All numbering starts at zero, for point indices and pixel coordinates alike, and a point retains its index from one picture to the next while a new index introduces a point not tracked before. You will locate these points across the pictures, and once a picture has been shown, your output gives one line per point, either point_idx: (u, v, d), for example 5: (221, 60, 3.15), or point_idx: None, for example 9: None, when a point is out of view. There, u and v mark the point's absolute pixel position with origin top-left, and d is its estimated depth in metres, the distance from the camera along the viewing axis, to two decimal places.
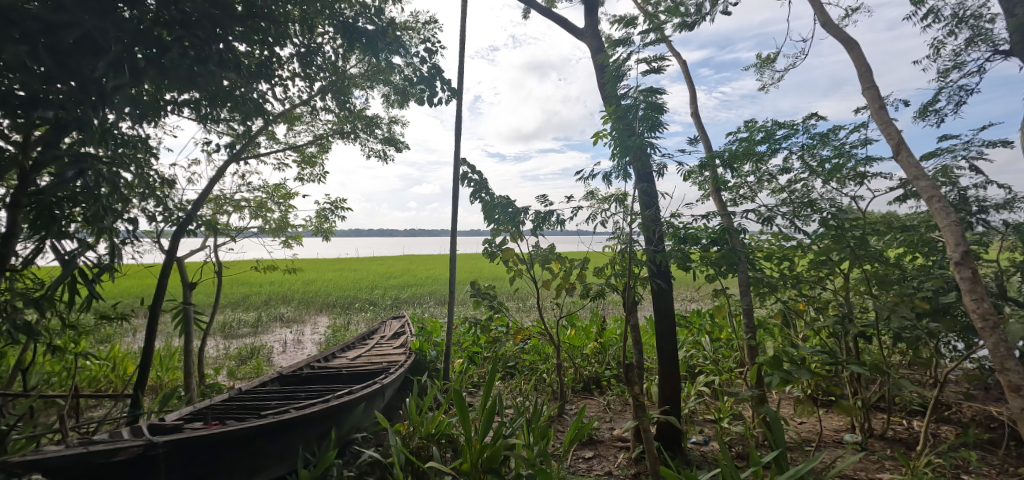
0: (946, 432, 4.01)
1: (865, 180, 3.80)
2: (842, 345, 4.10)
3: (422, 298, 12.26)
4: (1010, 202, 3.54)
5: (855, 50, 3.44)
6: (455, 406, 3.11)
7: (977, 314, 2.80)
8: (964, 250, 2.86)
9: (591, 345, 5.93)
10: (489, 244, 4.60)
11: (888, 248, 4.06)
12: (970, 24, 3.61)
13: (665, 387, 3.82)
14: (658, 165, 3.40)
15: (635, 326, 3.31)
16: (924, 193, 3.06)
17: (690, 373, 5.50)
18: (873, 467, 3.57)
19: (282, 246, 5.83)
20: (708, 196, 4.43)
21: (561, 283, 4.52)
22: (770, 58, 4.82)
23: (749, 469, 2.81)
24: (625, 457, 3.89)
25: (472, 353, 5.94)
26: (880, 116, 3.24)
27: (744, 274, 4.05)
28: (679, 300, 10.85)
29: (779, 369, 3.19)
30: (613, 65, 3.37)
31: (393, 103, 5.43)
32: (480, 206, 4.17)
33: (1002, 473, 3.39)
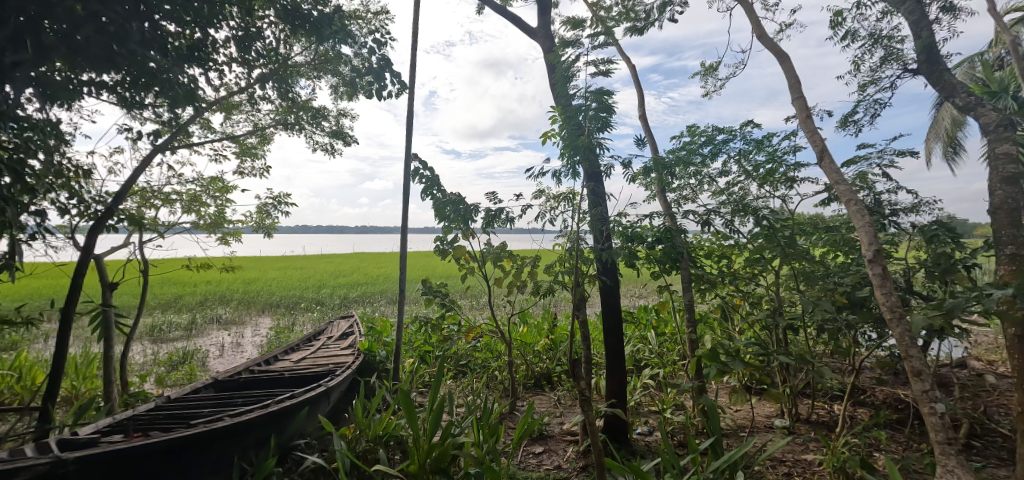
0: (861, 414, 4.40)
1: (796, 184, 4.07)
2: (773, 337, 4.38)
3: (373, 297, 11.91)
4: (916, 206, 3.91)
5: (786, 62, 3.66)
6: (402, 407, 3.05)
7: (887, 307, 3.09)
8: (876, 248, 3.14)
9: (542, 342, 5.99)
10: (440, 242, 4.53)
11: (814, 247, 4.38)
12: (884, 43, 3.90)
13: (612, 382, 3.93)
14: (606, 165, 3.48)
15: (584, 322, 3.38)
16: (843, 196, 3.32)
17: (637, 367, 5.69)
18: (799, 449, 3.85)
19: (218, 242, 5.47)
20: (655, 197, 4.59)
21: (513, 281, 4.54)
22: (714, 66, 5.04)
23: (688, 456, 2.95)
24: (574, 450, 3.97)
25: (423, 352, 5.84)
26: (807, 125, 3.48)
27: (687, 271, 4.23)
28: (627, 296, 11.19)
29: (717, 361, 3.37)
30: (563, 65, 3.41)
31: (342, 94, 5.22)
32: (431, 203, 4.08)
33: (907, 449, 3.76)
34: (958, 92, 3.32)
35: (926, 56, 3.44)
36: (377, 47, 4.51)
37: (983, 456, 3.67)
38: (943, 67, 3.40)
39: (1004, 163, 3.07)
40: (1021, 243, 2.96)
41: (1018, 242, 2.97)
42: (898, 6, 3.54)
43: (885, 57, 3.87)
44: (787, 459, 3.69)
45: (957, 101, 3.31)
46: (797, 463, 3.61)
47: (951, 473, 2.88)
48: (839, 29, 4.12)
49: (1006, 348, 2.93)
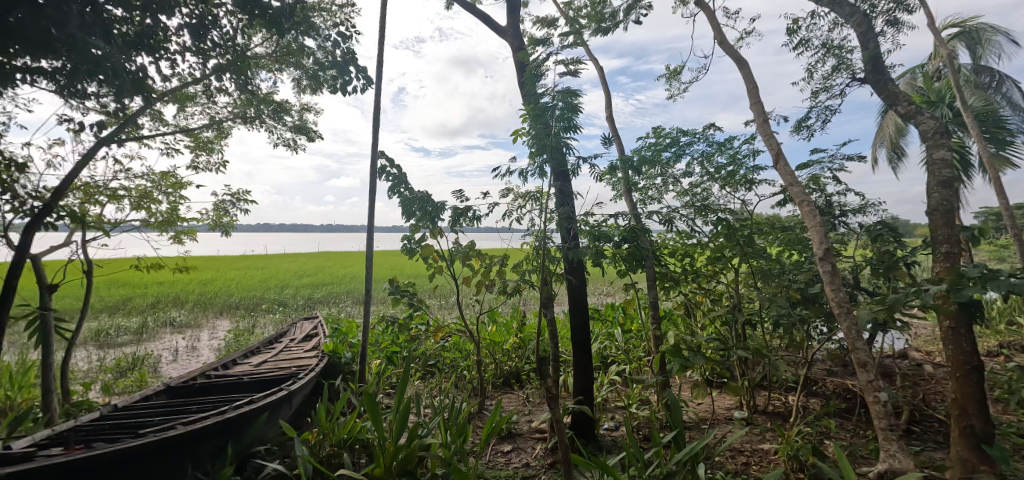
0: (813, 404, 4.64)
1: (755, 185, 4.23)
2: (733, 332, 4.55)
3: (338, 297, 11.62)
4: (863, 207, 4.14)
5: (745, 68, 3.80)
6: (367, 410, 2.99)
7: (835, 302, 3.26)
8: (826, 247, 3.31)
9: (511, 340, 5.99)
10: (408, 241, 4.45)
11: (771, 246, 4.56)
12: (835, 52, 4.10)
13: (580, 379, 3.98)
14: (572, 165, 3.52)
15: (551, 321, 3.40)
16: (797, 198, 3.47)
17: (604, 363, 5.78)
18: (756, 439, 4.02)
19: (171, 241, 5.20)
20: (621, 196, 4.68)
21: (481, 280, 4.52)
22: (678, 69, 5.17)
23: (652, 449, 3.02)
24: (542, 448, 4.00)
25: (391, 352, 5.74)
26: (764, 128, 3.62)
27: (652, 270, 4.34)
28: (594, 294, 11.35)
29: (679, 357, 3.47)
30: (532, 64, 3.42)
31: (305, 88, 5.05)
32: (398, 201, 4.00)
33: (855, 436, 3.99)
34: (900, 101, 3.53)
35: (872, 66, 3.65)
36: (341, 40, 4.39)
37: (922, 440, 3.93)
38: (887, 77, 3.60)
39: (941, 167, 3.29)
40: (954, 241, 3.18)
41: (952, 241, 3.18)
42: (847, 19, 3.73)
43: (836, 65, 4.08)
44: (746, 449, 3.83)
45: (900, 109, 3.52)
46: (755, 453, 3.76)
47: (893, 457, 3.07)
48: (794, 37, 4.30)
49: (942, 339, 3.14)
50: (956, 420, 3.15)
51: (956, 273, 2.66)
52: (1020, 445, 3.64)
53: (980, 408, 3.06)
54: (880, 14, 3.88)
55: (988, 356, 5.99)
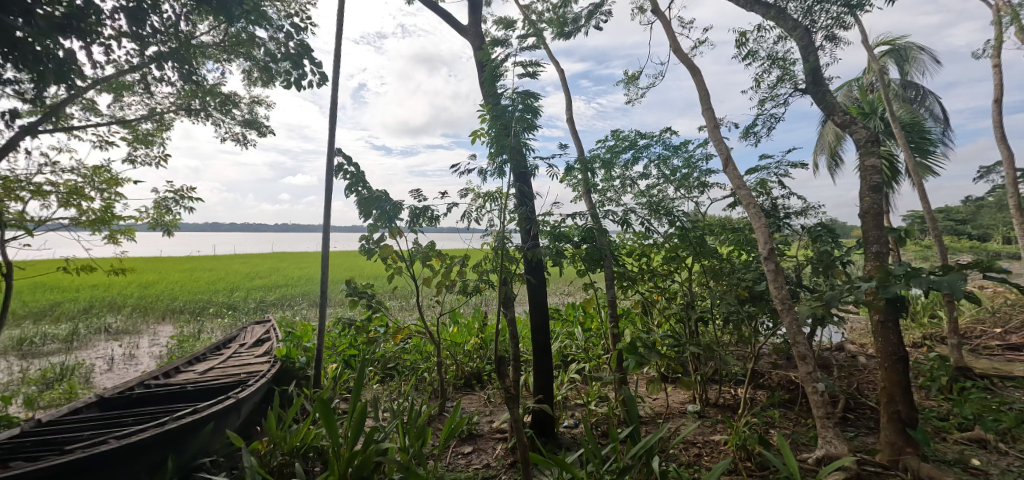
0: (760, 396, 4.89)
1: (707, 188, 4.41)
2: (686, 329, 4.73)
3: (292, 300, 11.20)
4: (805, 210, 4.38)
5: (697, 76, 3.96)
6: (320, 416, 2.88)
7: (778, 299, 3.46)
8: (771, 247, 3.50)
9: (472, 341, 5.93)
10: (366, 241, 4.34)
11: (721, 246, 4.75)
12: (780, 63, 4.33)
13: (540, 378, 4.02)
14: (532, 166, 3.54)
15: (511, 320, 3.42)
16: (744, 200, 3.65)
17: (564, 362, 5.85)
18: (708, 431, 4.18)
19: (106, 240, 4.84)
20: (581, 198, 4.76)
21: (441, 281, 4.47)
22: (636, 74, 5.33)
23: (609, 445, 3.09)
24: (502, 448, 4.01)
25: (348, 356, 5.58)
26: (715, 134, 3.78)
27: (610, 269, 4.44)
28: (556, 293, 11.47)
29: (635, 354, 3.59)
30: (491, 65, 3.43)
31: (257, 80, 4.85)
32: (354, 201, 3.86)
33: (796, 424, 4.24)
34: (837, 111, 3.77)
35: (812, 78, 3.87)
36: (295, 32, 4.24)
37: (856, 426, 4.22)
38: (826, 89, 3.83)
39: (872, 174, 3.54)
40: (883, 242, 3.42)
41: (881, 241, 3.42)
42: (790, 32, 3.94)
43: (781, 76, 4.30)
44: (698, 442, 3.98)
45: (837, 119, 3.75)
46: (706, 444, 3.92)
47: (829, 443, 3.27)
48: (742, 48, 4.52)
49: (873, 332, 3.38)
50: (885, 406, 3.39)
51: (884, 271, 2.87)
52: (939, 428, 3.97)
53: (905, 395, 3.31)
54: (820, 29, 4.13)
55: (913, 347, 6.50)
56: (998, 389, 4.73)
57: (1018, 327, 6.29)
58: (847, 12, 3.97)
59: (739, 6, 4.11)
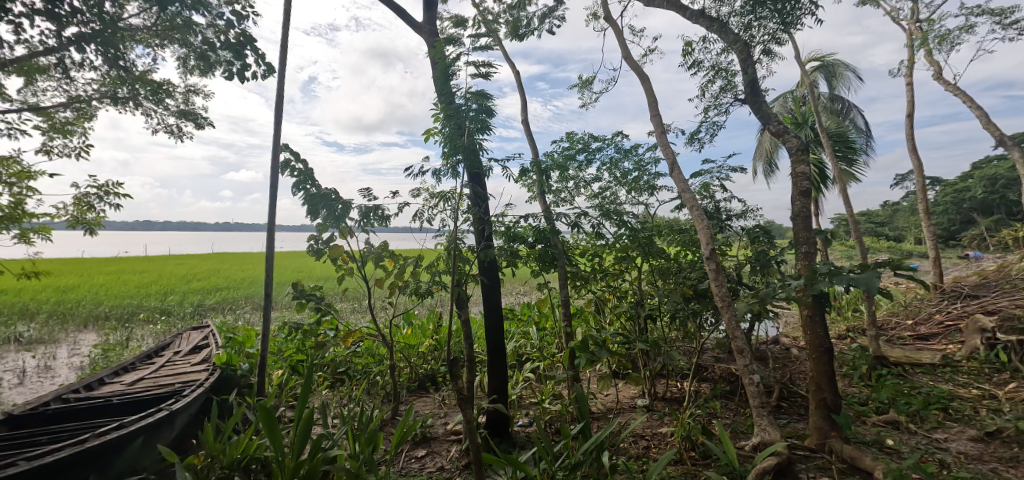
0: (703, 388, 5.14)
1: (656, 190, 4.59)
2: (636, 326, 4.90)
3: (233, 303, 10.58)
4: (744, 213, 4.66)
5: (646, 83, 4.11)
6: (262, 427, 2.75)
7: (719, 296, 3.66)
8: (712, 248, 3.70)
9: (427, 343, 5.85)
10: (314, 241, 4.16)
11: (669, 246, 4.94)
12: (723, 74, 4.57)
13: (495, 378, 4.03)
14: (486, 166, 3.56)
15: (465, 321, 3.41)
16: (688, 203, 3.83)
17: (519, 362, 5.89)
18: (655, 424, 4.35)
19: (15, 239, 4.39)
20: (535, 198, 4.82)
21: (395, 282, 4.38)
22: (588, 79, 5.47)
23: (561, 442, 3.15)
24: (456, 449, 3.99)
25: (295, 361, 5.34)
26: (663, 139, 3.94)
27: (563, 269, 4.52)
28: (511, 294, 11.50)
29: (586, 352, 3.68)
30: (443, 64, 3.41)
31: (193, 68, 4.56)
32: (301, 199, 3.62)
33: (735, 414, 4.50)
34: (772, 121, 4.02)
35: (750, 89, 4.13)
36: (237, 20, 4.03)
37: (788, 414, 4.53)
38: (762, 100, 4.09)
39: (801, 180, 3.81)
40: (812, 243, 3.69)
41: (810, 242, 3.69)
42: (731, 45, 4.16)
43: (723, 86, 4.55)
44: (647, 434, 4.13)
45: (772, 128, 4.01)
46: (654, 437, 4.08)
47: (764, 431, 3.47)
48: (688, 58, 4.74)
49: (803, 325, 3.64)
50: (813, 394, 3.67)
51: (812, 270, 3.10)
52: (860, 413, 4.33)
53: (831, 384, 3.59)
54: (757, 44, 4.41)
55: (839, 339, 7.05)
56: (909, 375, 5.22)
57: (926, 318, 6.97)
58: (781, 29, 4.26)
59: (685, 18, 4.30)
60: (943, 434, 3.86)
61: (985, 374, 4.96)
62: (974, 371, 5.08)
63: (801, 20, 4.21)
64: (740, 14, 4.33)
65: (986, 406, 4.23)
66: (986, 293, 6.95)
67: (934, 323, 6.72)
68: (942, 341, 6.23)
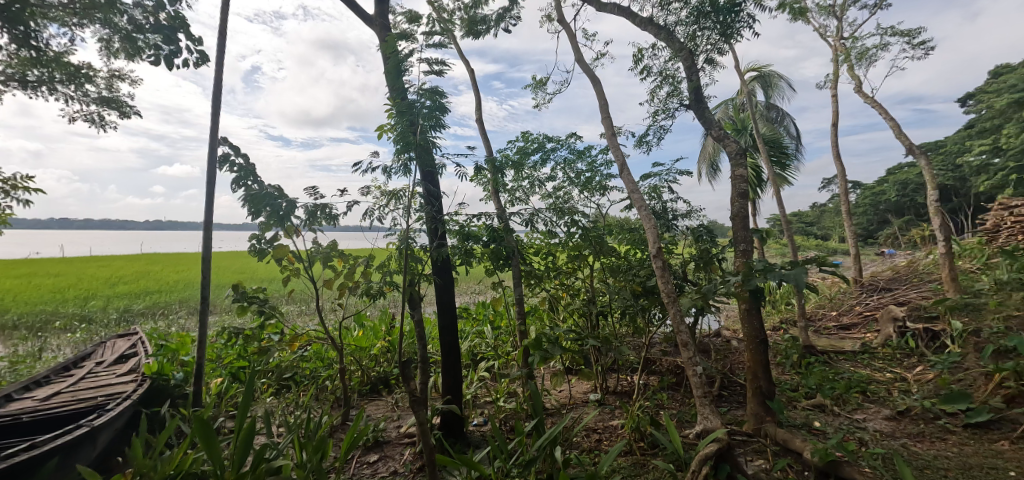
0: (652, 381, 5.35)
1: (607, 191, 4.72)
2: (589, 323, 5.02)
3: (166, 308, 9.83)
4: (689, 213, 4.88)
5: (598, 87, 4.21)
6: (198, 440, 2.58)
7: (665, 292, 3.81)
8: (659, 246, 3.85)
9: (379, 344, 5.70)
10: (257, 241, 3.92)
11: (620, 245, 5.09)
12: (671, 80, 4.76)
13: (449, 379, 3.99)
14: (439, 165, 3.50)
15: (418, 321, 3.36)
16: (637, 203, 3.96)
17: (474, 361, 5.86)
18: (607, 417, 4.48)
19: None
20: (490, 197, 4.82)
21: (344, 283, 4.25)
22: (542, 80, 5.53)
23: (515, 439, 3.18)
24: (410, 452, 3.92)
25: (236, 369, 5.05)
26: (613, 142, 4.04)
27: (518, 268, 4.55)
28: (465, 293, 11.42)
29: (540, 350, 3.74)
30: (395, 59, 3.32)
31: (117, 52, 4.20)
32: (241, 197, 3.39)
33: (680, 404, 4.72)
34: (714, 127, 4.24)
35: (694, 96, 4.32)
36: (168, 2, 3.75)
37: (729, 402, 4.81)
38: (705, 106, 4.30)
39: (739, 182, 4.04)
40: (748, 241, 3.92)
41: (747, 241, 3.92)
42: (677, 53, 4.34)
43: (670, 91, 4.73)
44: (598, 428, 4.25)
45: (714, 133, 4.22)
46: (606, 429, 4.19)
47: (707, 419, 3.64)
48: (638, 64, 4.89)
49: (741, 318, 3.86)
50: (751, 383, 3.90)
51: (749, 266, 3.29)
52: (791, 398, 4.67)
53: (765, 372, 3.85)
54: (702, 52, 4.62)
55: (774, 330, 7.55)
56: (834, 362, 5.68)
57: (848, 310, 7.60)
58: (722, 40, 4.49)
59: (635, 24, 4.44)
60: (862, 414, 4.24)
61: (897, 359, 5.49)
62: (888, 356, 5.60)
63: (740, 32, 4.45)
64: (686, 24, 4.52)
65: (898, 388, 4.67)
66: (898, 286, 7.69)
67: (854, 314, 7.35)
68: (861, 330, 6.82)
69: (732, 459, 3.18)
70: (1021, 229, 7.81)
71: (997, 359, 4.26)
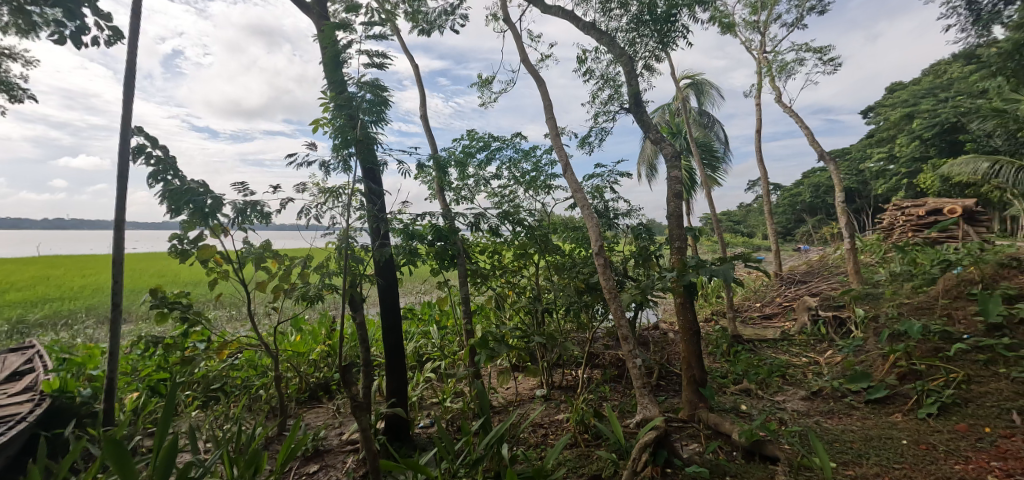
0: (595, 374, 5.52)
1: (551, 190, 4.80)
2: (534, 320, 5.11)
3: (69, 317, 8.81)
4: (629, 212, 5.08)
5: (542, 87, 4.27)
6: (109, 463, 2.33)
7: (607, 288, 3.94)
8: (601, 244, 3.97)
9: (318, 349, 5.46)
10: (179, 242, 3.60)
11: (564, 243, 5.20)
12: (612, 84, 4.91)
13: (394, 381, 3.89)
14: (381, 161, 3.38)
15: (361, 324, 3.24)
16: (581, 202, 4.05)
17: (419, 362, 5.76)
18: (553, 411, 4.57)
19: None
20: (435, 196, 4.75)
21: (280, 285, 4.02)
22: (488, 79, 5.52)
23: (462, 440, 3.16)
24: (353, 460, 3.79)
25: (156, 382, 4.62)
26: (558, 142, 4.11)
27: (464, 268, 4.53)
28: (410, 293, 11.20)
29: (486, 348, 3.75)
30: (333, 49, 3.16)
31: (6, 26, 3.69)
32: (159, 193, 3.09)
33: (621, 395, 4.92)
34: (652, 130, 4.43)
35: (634, 100, 4.49)
36: None
37: (666, 391, 5.08)
38: (644, 110, 4.48)
39: (675, 183, 4.26)
40: (683, 239, 4.14)
41: (681, 239, 4.14)
42: (618, 58, 4.49)
43: (611, 95, 4.89)
44: (545, 423, 4.32)
45: (652, 136, 4.41)
46: (552, 424, 4.28)
47: (646, 408, 3.79)
48: (582, 66, 5.01)
49: (676, 311, 4.08)
50: (686, 372, 4.13)
51: (683, 263, 3.48)
52: (722, 384, 5.00)
53: (698, 361, 4.10)
54: (641, 59, 4.81)
55: (706, 321, 8.05)
56: (758, 349, 6.15)
57: (770, 301, 8.26)
58: (659, 48, 4.70)
59: (578, 28, 4.54)
60: (782, 396, 4.63)
61: (811, 344, 6.04)
62: (803, 342, 6.15)
63: (675, 41, 4.68)
64: (626, 30, 4.69)
65: (812, 371, 5.14)
66: (811, 279, 8.46)
67: (775, 304, 8.01)
68: (781, 319, 7.44)
69: (668, 445, 3.36)
70: (910, 227, 8.85)
71: (892, 342, 4.79)
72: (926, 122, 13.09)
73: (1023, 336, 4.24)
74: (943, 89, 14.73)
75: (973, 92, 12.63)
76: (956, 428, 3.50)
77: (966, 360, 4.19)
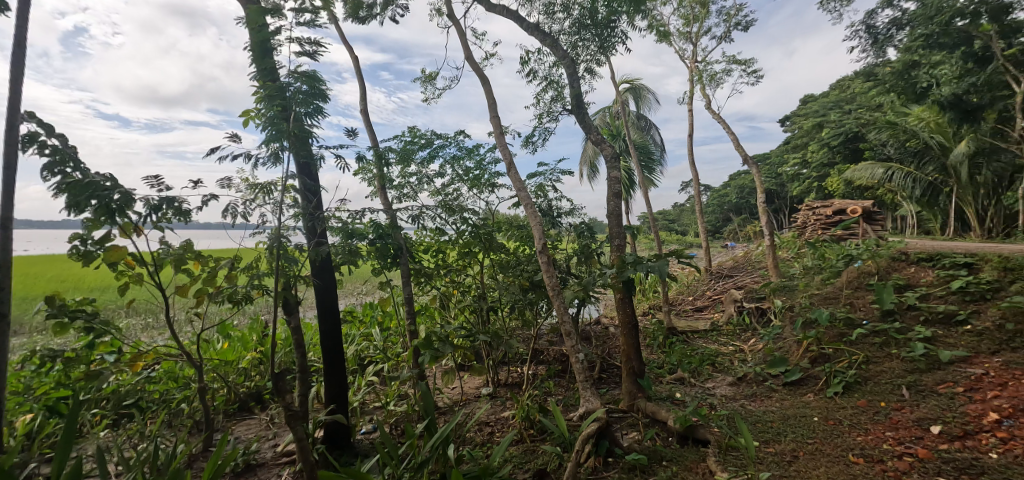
0: (539, 370, 5.61)
1: (496, 188, 4.81)
2: (479, 319, 5.10)
3: None
4: (572, 210, 5.20)
5: (486, 86, 4.26)
6: None
7: (551, 285, 4.00)
8: (544, 242, 4.02)
9: (249, 356, 5.12)
10: (82, 243, 3.23)
11: (509, 241, 5.22)
12: (555, 86, 4.99)
13: (334, 387, 3.73)
14: (317, 157, 3.22)
15: (295, 328, 3.06)
16: (524, 200, 4.09)
17: (361, 366, 5.57)
18: (498, 409, 4.59)
19: None
20: (376, 193, 4.60)
21: (203, 289, 3.71)
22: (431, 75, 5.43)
23: (406, 443, 3.08)
24: (289, 472, 3.59)
25: (55, 400, 4.12)
26: (502, 141, 4.12)
27: (406, 267, 4.43)
28: (352, 295, 10.79)
29: (430, 349, 3.69)
30: (261, 34, 2.95)
31: None
32: (56, 187, 2.74)
33: (565, 389, 5.04)
34: (593, 132, 4.56)
35: (575, 101, 4.60)
36: None
37: (607, 383, 5.26)
38: (585, 111, 4.60)
39: (614, 183, 4.41)
40: (622, 237, 4.30)
41: (621, 236, 4.30)
42: (560, 60, 4.58)
43: (554, 96, 4.98)
44: (490, 421, 4.33)
45: (593, 137, 4.53)
46: (498, 422, 4.30)
47: (588, 401, 3.90)
48: (525, 66, 5.06)
49: (616, 306, 4.23)
50: (625, 364, 4.30)
51: (622, 260, 3.61)
52: (658, 374, 5.25)
53: (637, 353, 4.28)
54: (582, 62, 4.93)
55: (644, 315, 8.43)
56: (690, 340, 6.53)
57: (701, 295, 8.79)
58: (600, 52, 4.84)
59: (522, 28, 4.58)
60: (712, 382, 4.95)
61: (737, 334, 6.51)
62: (730, 332, 6.61)
63: (615, 47, 4.84)
64: (569, 34, 4.80)
65: (738, 358, 5.54)
66: (737, 273, 9.10)
67: (705, 298, 8.54)
68: (710, 311, 7.96)
69: (609, 435, 3.48)
70: (819, 225, 9.78)
71: (805, 329, 5.27)
72: (833, 130, 14.50)
73: (909, 321, 4.83)
74: (846, 102, 16.38)
75: (871, 105, 14.15)
76: (857, 404, 3.91)
77: (865, 342, 4.70)
